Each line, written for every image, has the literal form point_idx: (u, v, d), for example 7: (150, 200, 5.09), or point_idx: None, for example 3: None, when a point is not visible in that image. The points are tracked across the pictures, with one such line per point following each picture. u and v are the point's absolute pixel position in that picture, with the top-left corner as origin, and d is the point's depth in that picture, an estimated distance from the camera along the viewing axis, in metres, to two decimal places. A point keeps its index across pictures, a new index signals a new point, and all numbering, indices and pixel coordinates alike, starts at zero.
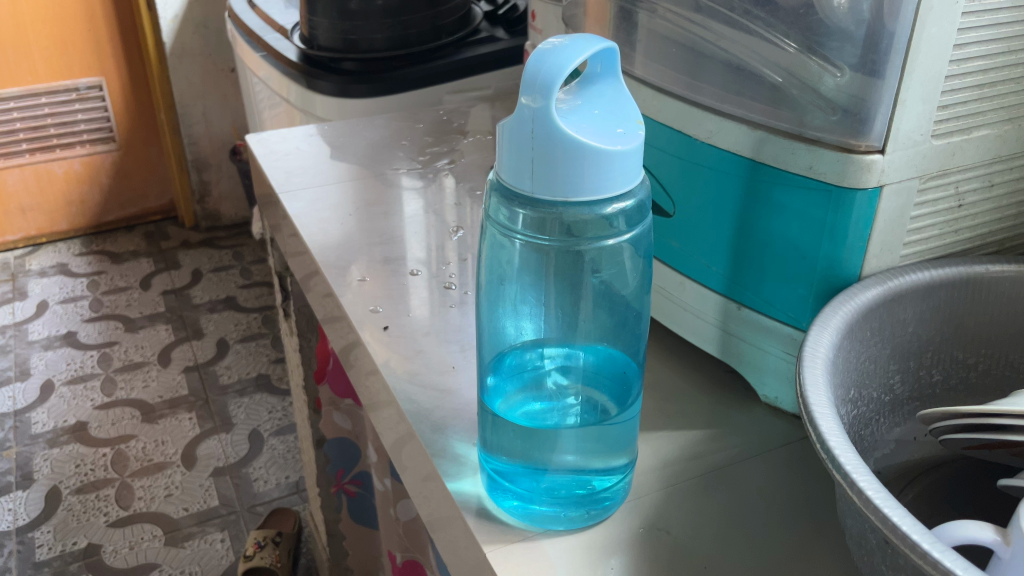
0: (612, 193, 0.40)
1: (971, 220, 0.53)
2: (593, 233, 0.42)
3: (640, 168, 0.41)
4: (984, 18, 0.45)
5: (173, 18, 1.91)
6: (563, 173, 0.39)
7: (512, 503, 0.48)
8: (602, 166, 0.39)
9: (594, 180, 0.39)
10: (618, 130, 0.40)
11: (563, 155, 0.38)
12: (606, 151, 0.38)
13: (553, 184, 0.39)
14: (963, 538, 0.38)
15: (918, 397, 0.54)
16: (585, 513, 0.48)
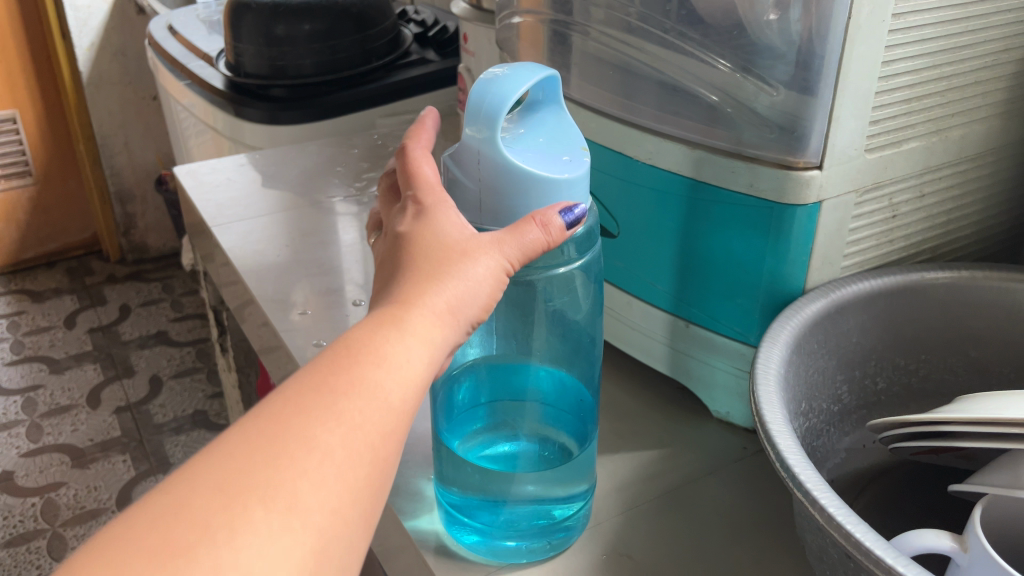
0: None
1: (905, 229, 0.54)
2: (545, 263, 0.43)
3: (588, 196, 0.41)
4: (909, 35, 0.46)
5: (89, 48, 1.84)
6: (511, 203, 0.38)
7: (470, 538, 0.47)
8: (552, 195, 0.38)
9: (544, 208, 0.39)
10: (565, 157, 0.40)
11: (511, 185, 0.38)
12: (555, 179, 0.38)
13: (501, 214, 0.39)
14: (921, 547, 0.38)
15: (865, 406, 0.55)
16: (546, 543, 0.47)
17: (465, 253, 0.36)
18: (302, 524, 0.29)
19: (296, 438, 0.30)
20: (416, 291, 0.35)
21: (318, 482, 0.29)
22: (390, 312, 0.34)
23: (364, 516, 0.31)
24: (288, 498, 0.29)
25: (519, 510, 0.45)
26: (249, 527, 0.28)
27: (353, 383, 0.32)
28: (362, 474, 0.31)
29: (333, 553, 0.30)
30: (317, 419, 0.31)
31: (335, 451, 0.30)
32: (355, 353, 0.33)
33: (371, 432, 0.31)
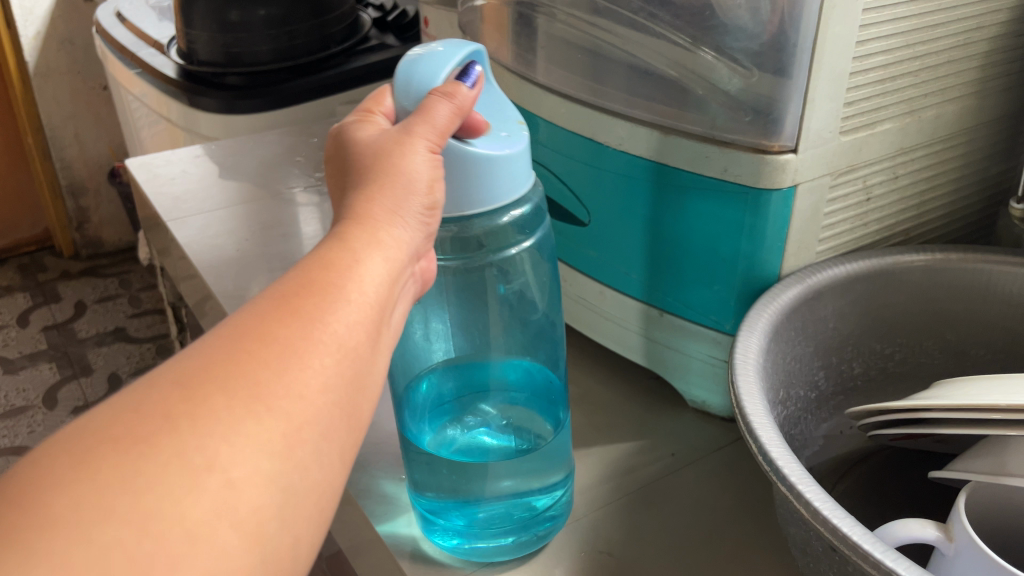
0: (508, 201, 0.39)
1: (879, 213, 0.54)
2: (493, 244, 0.43)
3: (528, 173, 0.40)
4: (883, 14, 0.45)
5: (35, 37, 1.77)
6: (450, 184, 0.38)
7: (452, 542, 0.46)
8: (497, 175, 0.38)
9: (488, 191, 0.38)
10: (503, 134, 0.40)
11: (455, 169, 0.37)
12: (498, 159, 0.38)
13: (447, 200, 0.38)
14: (905, 537, 0.37)
15: (842, 391, 0.54)
16: (532, 536, 0.46)
17: (410, 174, 0.34)
18: (272, 413, 0.26)
19: (265, 327, 0.28)
20: (389, 189, 0.33)
21: (290, 369, 0.27)
22: (364, 217, 0.32)
23: (343, 411, 0.29)
24: (256, 383, 0.26)
25: (496, 505, 0.44)
26: (212, 415, 0.25)
27: (326, 278, 0.30)
28: (339, 365, 0.29)
29: (309, 446, 0.27)
30: (287, 312, 0.28)
31: (310, 340, 0.28)
32: (326, 250, 0.31)
33: (349, 326, 0.29)
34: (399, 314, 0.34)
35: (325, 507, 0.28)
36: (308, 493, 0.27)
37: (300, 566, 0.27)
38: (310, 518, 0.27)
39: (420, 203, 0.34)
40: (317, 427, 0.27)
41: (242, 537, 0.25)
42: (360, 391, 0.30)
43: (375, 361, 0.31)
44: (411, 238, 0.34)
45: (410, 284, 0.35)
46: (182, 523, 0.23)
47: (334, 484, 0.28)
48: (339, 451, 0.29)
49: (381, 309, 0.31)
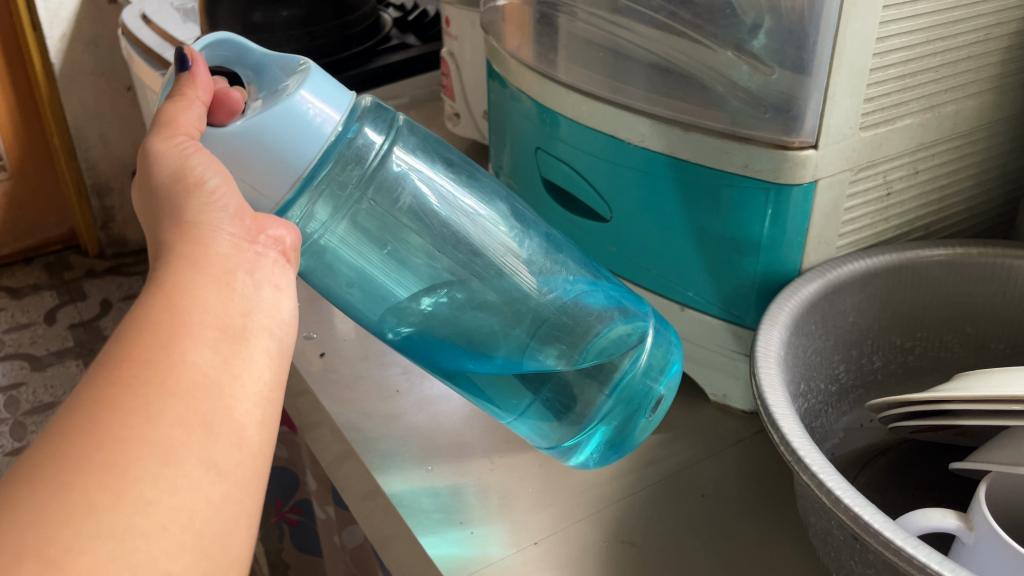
0: (327, 133, 0.39)
1: (898, 207, 0.54)
2: (366, 168, 0.44)
3: (331, 96, 0.40)
4: (903, 11, 0.46)
5: (61, 38, 1.78)
6: (270, 154, 0.37)
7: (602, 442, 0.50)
8: (293, 120, 0.38)
9: (293, 141, 0.38)
10: (285, 85, 0.39)
11: (256, 143, 0.37)
12: (277, 109, 0.37)
13: (273, 175, 0.38)
14: (928, 526, 0.38)
15: (862, 385, 0.55)
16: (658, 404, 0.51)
17: (183, 165, 0.35)
18: (84, 478, 0.25)
19: (72, 403, 0.27)
20: (197, 212, 0.34)
21: (104, 425, 0.26)
22: (181, 247, 0.33)
23: (189, 431, 0.28)
24: (63, 458, 0.25)
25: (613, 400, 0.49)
26: (13, 513, 0.24)
27: (133, 324, 0.29)
28: (164, 393, 0.28)
29: (143, 483, 0.26)
30: (97, 376, 0.27)
31: (117, 389, 0.27)
32: (141, 302, 0.30)
33: (166, 351, 0.29)
34: (258, 310, 0.33)
35: (204, 537, 0.27)
36: (161, 529, 0.25)
37: None
38: (179, 556, 0.26)
39: (205, 198, 0.34)
40: (149, 460, 0.26)
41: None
42: (215, 404, 0.29)
43: (229, 366, 0.30)
44: (232, 234, 0.34)
45: (262, 255, 0.35)
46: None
47: (207, 514, 0.27)
48: (201, 468, 0.27)
49: (215, 315, 0.31)
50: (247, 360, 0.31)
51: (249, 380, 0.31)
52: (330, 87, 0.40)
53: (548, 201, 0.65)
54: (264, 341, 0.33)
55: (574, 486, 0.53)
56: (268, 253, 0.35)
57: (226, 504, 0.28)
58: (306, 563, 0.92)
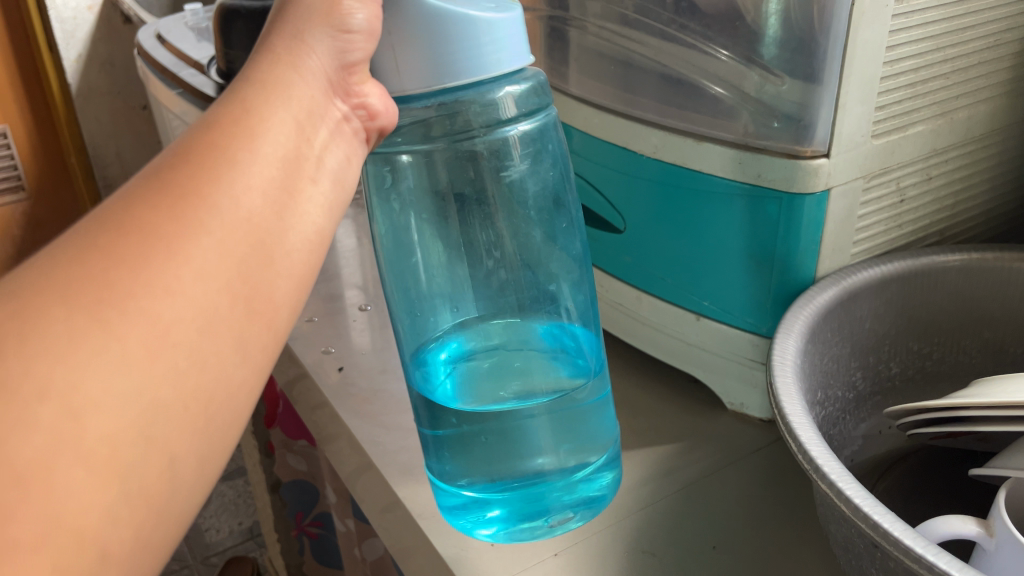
0: (493, 72, 0.39)
1: (913, 213, 0.54)
2: (482, 122, 0.44)
3: (517, 42, 0.40)
4: (912, 18, 0.46)
5: (77, 58, 1.82)
6: (433, 55, 0.37)
7: (500, 516, 0.48)
8: (477, 44, 0.38)
9: (462, 58, 0.38)
10: (491, 6, 0.39)
11: (437, 35, 0.37)
12: (467, 21, 0.37)
13: (422, 75, 0.38)
14: (948, 533, 0.38)
15: (880, 391, 0.55)
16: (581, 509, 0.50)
17: (334, 10, 0.34)
18: (127, 321, 0.25)
19: (124, 218, 0.26)
20: (289, 47, 0.33)
21: (154, 262, 0.26)
22: (265, 81, 0.32)
23: (229, 300, 0.28)
24: (109, 286, 0.25)
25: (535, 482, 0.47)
26: (47, 334, 0.23)
27: (207, 153, 0.29)
28: (220, 250, 0.28)
29: (179, 351, 0.26)
30: (156, 197, 0.27)
31: (175, 227, 0.27)
32: (226, 126, 0.30)
33: (232, 202, 0.28)
34: (324, 174, 0.33)
35: (210, 421, 0.27)
36: (180, 406, 0.26)
37: (172, 489, 0.26)
38: (186, 436, 0.26)
39: (336, 31, 0.34)
40: (190, 326, 0.26)
41: (94, 473, 0.23)
42: (256, 274, 0.29)
43: (282, 230, 0.30)
44: (317, 84, 0.33)
45: (342, 123, 0.35)
46: (13, 465, 0.22)
47: (221, 395, 0.28)
48: (228, 345, 0.28)
49: (285, 170, 0.31)
50: (300, 225, 0.31)
51: (294, 249, 0.31)
52: (519, 38, 0.40)
53: None
54: (321, 207, 0.32)
55: None
56: (347, 122, 0.35)
57: (239, 386, 0.29)
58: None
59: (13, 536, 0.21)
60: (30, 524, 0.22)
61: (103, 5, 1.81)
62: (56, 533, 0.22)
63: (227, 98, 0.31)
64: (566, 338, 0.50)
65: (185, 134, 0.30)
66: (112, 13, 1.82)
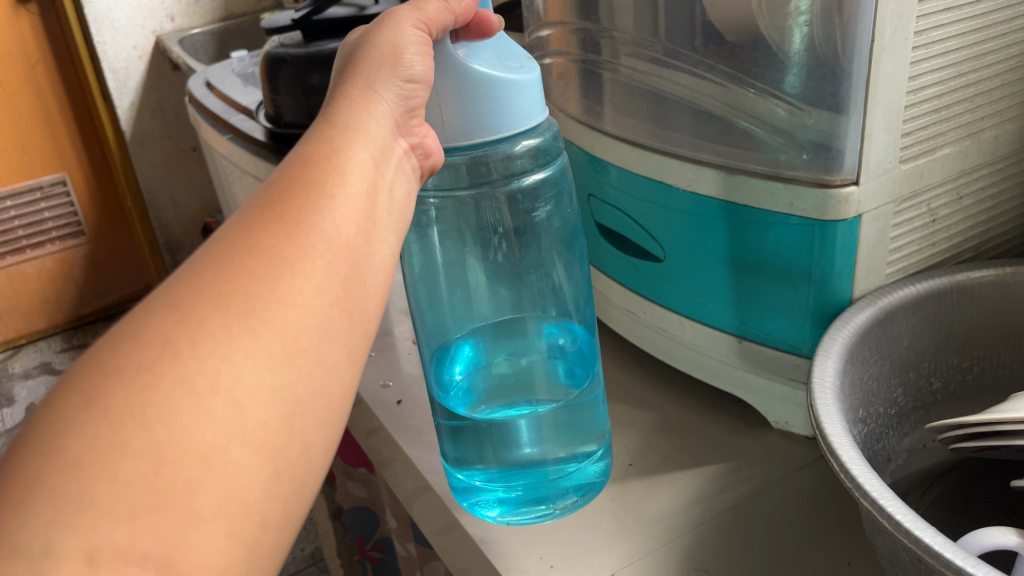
0: (524, 126, 0.45)
1: (945, 231, 0.56)
2: (503, 172, 0.49)
3: (540, 99, 0.46)
4: (933, 48, 0.48)
5: (130, 107, 1.88)
6: (478, 113, 0.43)
7: (506, 498, 0.54)
8: (505, 103, 0.43)
9: (502, 113, 0.43)
10: (518, 65, 0.45)
11: (464, 90, 0.43)
12: (509, 81, 0.43)
13: (468, 128, 0.44)
14: (988, 544, 0.40)
15: (922, 406, 0.56)
16: (580, 496, 0.56)
17: (397, 50, 0.40)
18: (269, 328, 0.29)
19: (252, 239, 0.30)
20: (363, 96, 0.38)
21: (283, 279, 0.30)
22: (346, 123, 0.37)
23: (339, 311, 0.32)
24: (250, 298, 0.29)
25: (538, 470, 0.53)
26: (211, 335, 0.27)
27: (310, 185, 0.33)
28: (329, 268, 0.32)
29: (308, 353, 0.30)
30: (273, 223, 0.31)
31: (295, 249, 0.31)
32: (320, 157, 0.34)
33: (334, 226, 0.33)
34: (394, 203, 0.38)
35: (332, 415, 0.32)
36: (311, 402, 0.30)
37: (308, 471, 0.30)
38: (317, 426, 0.31)
39: (399, 80, 0.40)
40: (314, 334, 0.31)
41: (254, 455, 0.27)
42: (356, 289, 0.33)
43: (370, 251, 0.35)
44: (385, 126, 0.38)
45: (402, 160, 0.40)
46: (196, 446, 0.26)
47: (337, 391, 0.32)
48: (342, 353, 0.32)
49: (369, 202, 0.35)
50: (380, 251, 0.36)
51: (379, 268, 0.35)
52: (537, 100, 0.46)
53: (604, 243, 0.69)
54: (392, 234, 0.37)
55: (646, 517, 0.55)
56: (406, 159, 0.40)
57: (349, 382, 0.33)
58: None
59: (199, 505, 0.25)
60: (208, 496, 0.26)
61: (152, 53, 1.83)
62: (229, 504, 0.26)
63: (315, 135, 0.36)
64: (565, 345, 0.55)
65: (281, 167, 0.35)
66: (161, 62, 1.84)
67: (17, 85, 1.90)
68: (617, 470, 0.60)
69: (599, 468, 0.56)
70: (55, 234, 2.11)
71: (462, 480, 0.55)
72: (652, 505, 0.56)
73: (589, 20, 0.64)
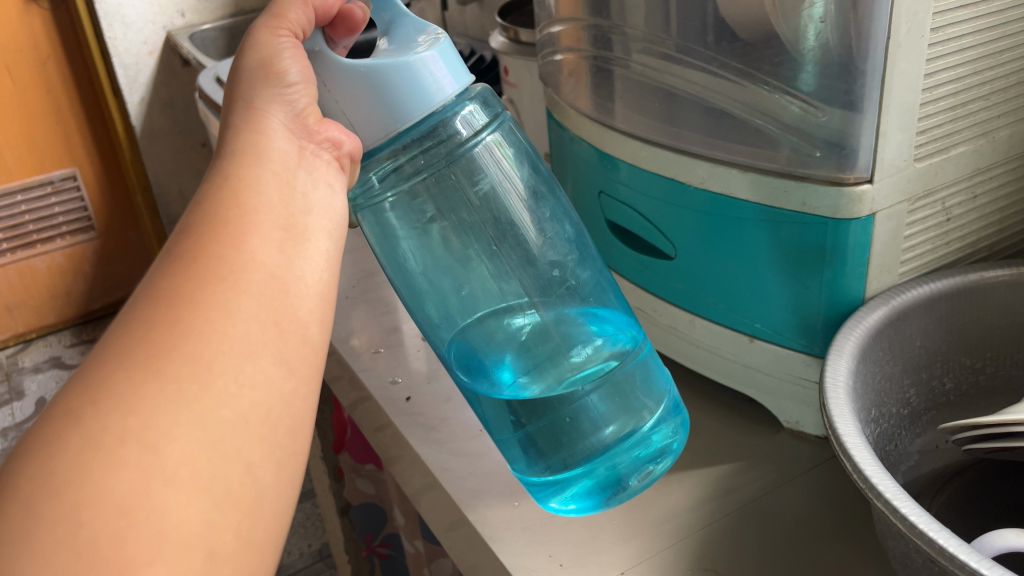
0: (436, 102, 0.43)
1: (959, 231, 0.55)
2: (456, 144, 0.49)
3: (450, 71, 0.43)
4: (949, 46, 0.47)
5: (140, 102, 1.89)
6: (376, 106, 0.42)
7: (586, 488, 0.52)
8: (411, 77, 0.42)
9: (403, 98, 0.42)
10: (413, 46, 0.43)
11: (351, 89, 0.41)
12: (397, 65, 0.41)
13: (378, 122, 0.42)
14: (1002, 546, 0.39)
15: (934, 406, 0.56)
16: (661, 463, 0.53)
17: (272, 56, 0.40)
18: (177, 364, 0.30)
19: (155, 289, 0.32)
20: (248, 119, 0.39)
21: (189, 314, 0.31)
22: (242, 150, 0.38)
23: (260, 327, 0.33)
24: (152, 343, 0.30)
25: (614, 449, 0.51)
26: (115, 391, 0.29)
27: (206, 220, 0.35)
28: (238, 291, 0.33)
29: (227, 376, 0.31)
30: (174, 267, 0.33)
31: (198, 283, 0.32)
32: (218, 193, 0.36)
33: (238, 250, 0.34)
34: (315, 209, 0.39)
35: (275, 434, 0.33)
36: (243, 421, 0.31)
37: (259, 495, 0.31)
38: (256, 446, 0.32)
39: (279, 90, 0.40)
40: (230, 357, 0.32)
41: (182, 490, 0.28)
42: (279, 300, 0.34)
43: (290, 260, 0.36)
44: (287, 140, 0.39)
45: (320, 162, 0.40)
46: (112, 499, 0.27)
47: (277, 404, 0.33)
48: (271, 364, 0.33)
49: (277, 217, 0.36)
50: (309, 257, 0.37)
51: (308, 273, 0.36)
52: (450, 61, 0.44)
53: (614, 241, 0.68)
54: (323, 236, 0.38)
55: (655, 516, 0.55)
56: (322, 158, 0.40)
57: (290, 394, 0.34)
58: None
59: (128, 553, 0.26)
60: (139, 542, 0.27)
61: (162, 49, 1.84)
62: (165, 543, 0.27)
63: (212, 173, 0.37)
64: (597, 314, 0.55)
65: (187, 211, 0.36)
66: (171, 57, 1.85)
67: (28, 80, 1.91)
68: None
69: (672, 429, 0.53)
70: (65, 229, 2.11)
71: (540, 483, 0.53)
72: (661, 504, 0.56)
73: (601, 16, 0.64)
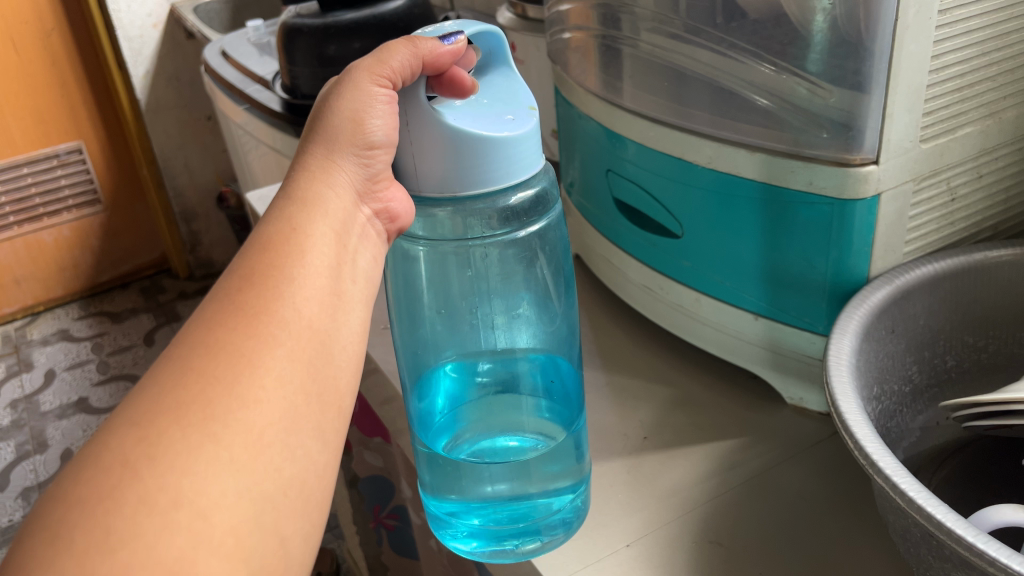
0: (518, 179, 0.43)
1: (964, 210, 0.56)
2: (498, 223, 0.47)
3: (538, 151, 0.45)
4: (957, 27, 0.48)
5: (145, 75, 1.89)
6: (470, 166, 0.42)
7: (479, 529, 0.51)
8: (508, 153, 0.42)
9: (495, 167, 0.42)
10: (510, 118, 0.44)
11: (451, 144, 0.41)
12: (503, 137, 0.42)
13: (460, 180, 0.42)
14: (999, 521, 0.41)
15: (936, 383, 0.57)
16: (561, 530, 0.52)
17: (360, 113, 0.42)
18: (229, 431, 0.31)
19: (212, 338, 0.33)
20: (321, 167, 0.42)
21: (243, 377, 0.33)
22: (304, 198, 0.40)
23: (306, 398, 0.35)
24: (211, 404, 0.32)
25: (514, 505, 0.50)
26: (171, 449, 0.30)
27: (268, 271, 0.36)
28: (292, 357, 0.35)
29: (273, 449, 0.33)
30: (231, 319, 0.34)
31: (256, 345, 0.34)
32: (283, 251, 0.37)
33: (297, 312, 0.36)
34: (359, 273, 0.41)
35: (305, 495, 0.35)
36: (281, 494, 0.33)
37: (283, 565, 0.33)
38: (289, 516, 0.33)
39: (359, 150, 0.42)
40: (279, 427, 0.33)
41: (225, 559, 0.30)
42: (324, 366, 0.37)
43: (336, 326, 0.38)
44: (346, 196, 0.42)
45: (367, 226, 0.43)
46: (162, 564, 0.28)
47: (309, 475, 0.35)
48: (309, 435, 0.35)
49: (330, 276, 0.39)
50: (349, 321, 0.39)
51: (348, 339, 0.39)
52: (538, 141, 0.44)
53: (622, 219, 0.69)
54: (359, 302, 0.41)
55: (662, 490, 0.56)
56: (371, 225, 0.44)
57: (320, 462, 0.36)
58: (404, 565, 0.95)
59: None
60: None
61: (166, 21, 1.83)
62: None
63: (275, 216, 0.40)
64: (549, 376, 0.55)
65: (241, 251, 0.38)
66: (175, 30, 1.84)
67: (32, 53, 1.91)
68: (633, 443, 0.61)
69: (579, 506, 0.53)
70: (72, 202, 2.12)
71: (437, 505, 0.52)
72: (667, 477, 0.57)
73: None
